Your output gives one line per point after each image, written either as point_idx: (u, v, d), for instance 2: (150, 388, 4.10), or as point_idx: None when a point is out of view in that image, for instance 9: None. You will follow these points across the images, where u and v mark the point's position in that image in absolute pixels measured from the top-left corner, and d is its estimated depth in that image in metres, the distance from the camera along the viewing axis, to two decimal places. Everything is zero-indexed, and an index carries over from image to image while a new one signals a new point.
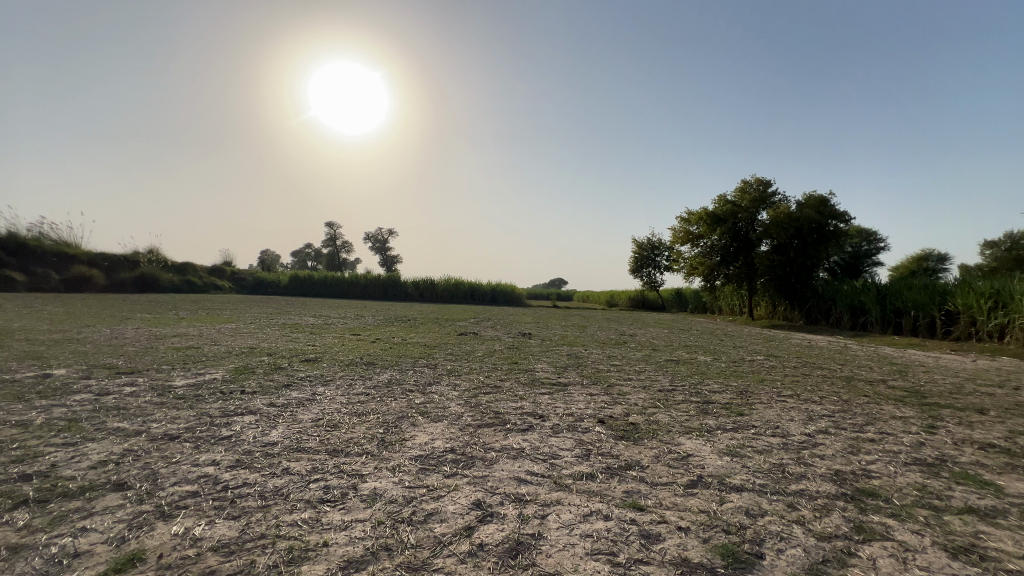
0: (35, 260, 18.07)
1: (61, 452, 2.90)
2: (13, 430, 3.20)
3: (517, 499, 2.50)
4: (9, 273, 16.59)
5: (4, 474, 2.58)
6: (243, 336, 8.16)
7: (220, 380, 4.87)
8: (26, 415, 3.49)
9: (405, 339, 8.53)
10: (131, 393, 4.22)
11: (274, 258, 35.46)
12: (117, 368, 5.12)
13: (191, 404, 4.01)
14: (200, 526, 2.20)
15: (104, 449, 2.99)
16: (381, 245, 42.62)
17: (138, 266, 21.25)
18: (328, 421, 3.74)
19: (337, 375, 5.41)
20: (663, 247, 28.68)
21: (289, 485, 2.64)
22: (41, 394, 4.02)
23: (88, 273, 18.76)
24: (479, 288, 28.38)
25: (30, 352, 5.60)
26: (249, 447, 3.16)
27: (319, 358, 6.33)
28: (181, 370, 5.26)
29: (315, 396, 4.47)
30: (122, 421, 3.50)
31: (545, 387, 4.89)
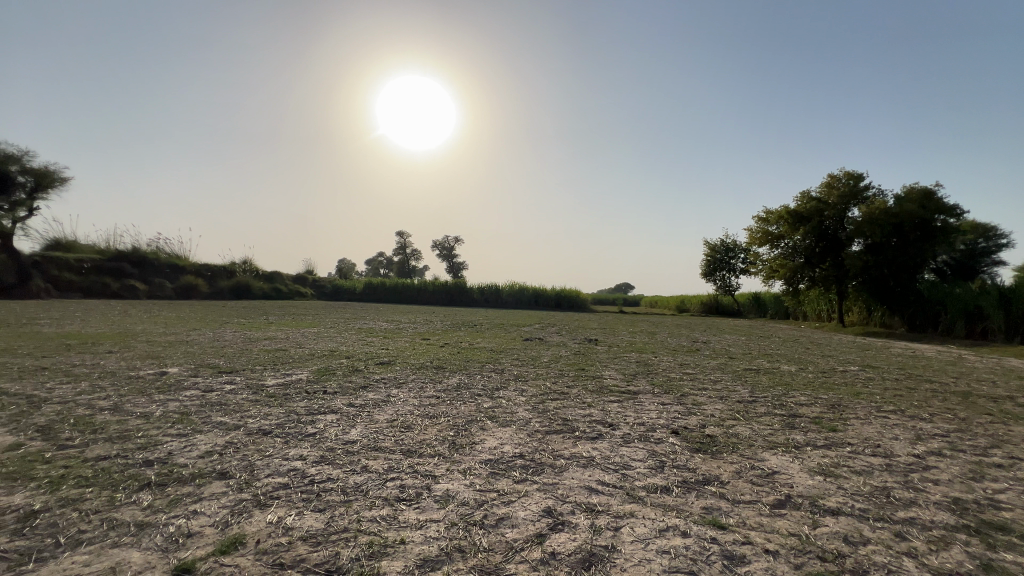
0: (153, 271, 20.59)
1: (175, 442, 3.25)
2: (137, 420, 3.63)
3: (588, 509, 2.44)
4: (133, 282, 19.01)
5: (131, 459, 2.94)
6: (324, 339, 8.72)
7: (305, 380, 5.23)
8: (147, 407, 3.96)
9: (472, 344, 8.72)
10: (230, 391, 4.65)
11: (350, 266, 37.72)
12: (219, 368, 5.66)
13: (280, 402, 4.34)
14: (291, 517, 2.37)
15: (209, 441, 3.32)
16: (448, 252, 43.94)
17: (235, 276, 23.52)
18: (402, 422, 3.89)
19: (409, 378, 5.62)
20: (738, 249, 27.08)
21: (368, 482, 2.77)
22: (158, 390, 4.54)
23: (195, 283, 21.06)
24: (543, 293, 28.40)
25: (151, 353, 6.36)
26: (331, 444, 3.36)
27: (393, 362, 6.63)
28: (272, 370, 5.73)
29: (389, 398, 4.68)
30: (224, 416, 3.87)
31: (613, 395, 4.76)
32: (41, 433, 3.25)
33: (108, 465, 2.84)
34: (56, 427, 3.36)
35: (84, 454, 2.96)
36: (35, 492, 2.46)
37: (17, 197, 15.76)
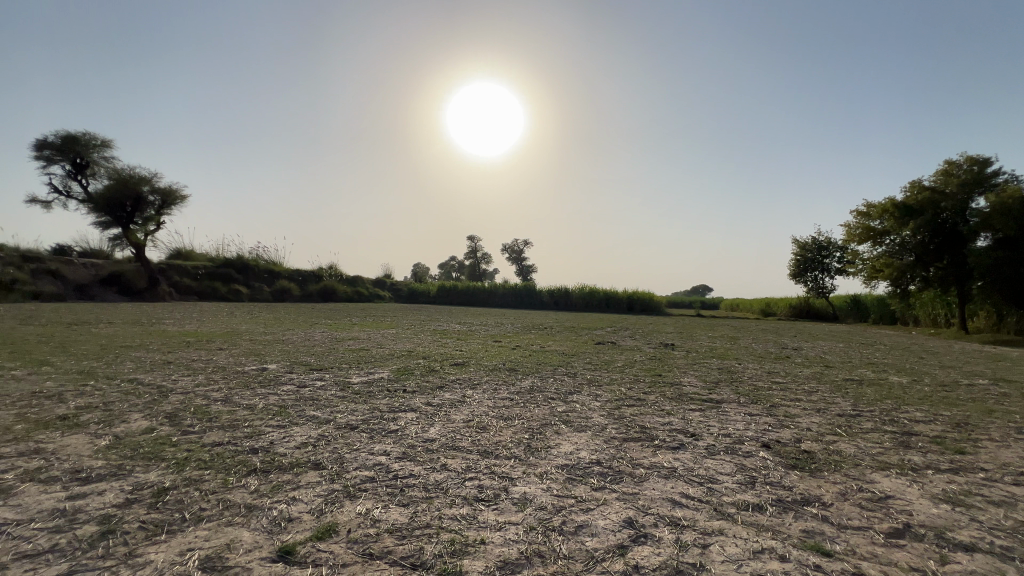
0: (254, 276, 22.83)
1: (276, 433, 3.56)
2: (244, 411, 4.02)
3: (672, 523, 2.33)
4: (238, 287, 21.20)
5: (240, 446, 3.25)
6: (402, 340, 9.13)
7: (386, 379, 5.50)
8: (252, 399, 4.38)
9: (543, 347, 8.72)
10: (321, 387, 5.00)
11: (425, 270, 39.32)
12: (311, 365, 6.12)
13: (365, 399, 4.61)
14: (378, 509, 2.49)
15: (304, 433, 3.59)
16: (517, 256, 44.36)
17: (323, 280, 25.43)
18: (478, 423, 3.96)
19: (483, 379, 5.72)
20: (832, 247, 24.76)
21: (448, 480, 2.85)
22: (261, 384, 5.01)
23: (288, 286, 23.05)
24: (614, 296, 27.76)
25: (254, 350, 7.04)
26: (412, 441, 3.50)
27: (467, 363, 6.80)
28: (356, 368, 6.11)
29: (465, 398, 4.79)
30: (316, 410, 4.17)
31: (694, 403, 4.52)
32: (168, 419, 3.69)
33: (221, 450, 3.16)
34: (180, 415, 3.81)
35: (202, 440, 3.33)
36: (165, 471, 2.80)
37: (148, 213, 18.16)
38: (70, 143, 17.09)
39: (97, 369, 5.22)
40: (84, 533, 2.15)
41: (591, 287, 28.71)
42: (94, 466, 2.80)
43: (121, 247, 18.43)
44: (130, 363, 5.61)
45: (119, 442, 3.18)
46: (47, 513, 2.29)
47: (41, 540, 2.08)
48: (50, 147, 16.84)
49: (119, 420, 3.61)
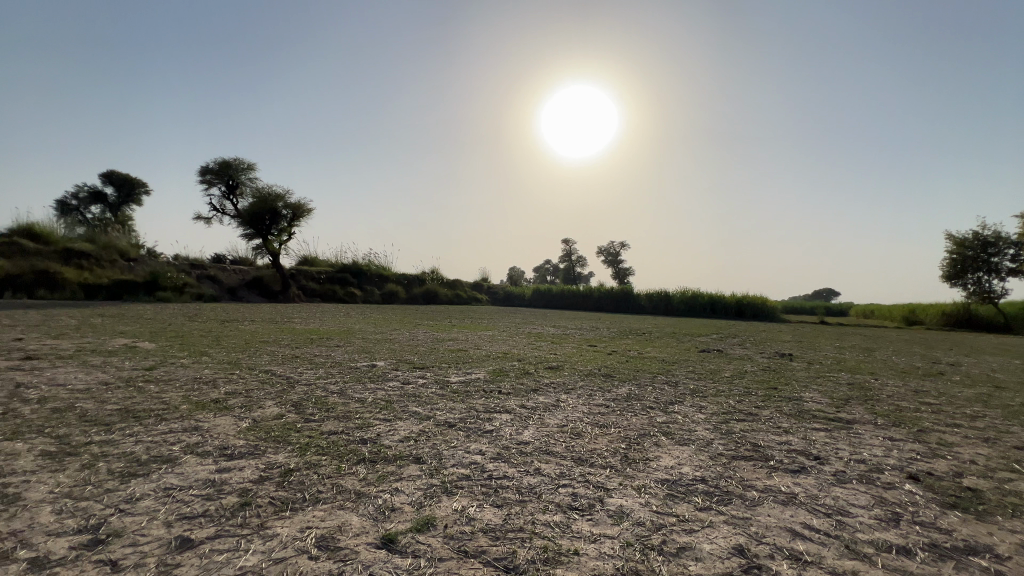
0: (367, 280, 25.00)
1: (382, 425, 3.82)
2: (356, 404, 4.39)
3: (793, 557, 2.06)
4: (354, 290, 23.38)
5: (352, 436, 3.54)
6: (498, 343, 9.33)
7: (482, 380, 5.64)
8: (363, 394, 4.76)
9: (641, 353, 8.36)
10: (422, 385, 5.29)
11: (520, 273, 39.98)
12: (414, 364, 6.50)
13: (462, 398, 4.78)
14: (473, 508, 2.54)
15: (407, 427, 3.81)
16: (614, 259, 43.23)
17: (426, 283, 27.04)
18: (573, 429, 3.89)
19: (577, 384, 5.63)
20: (1003, 243, 20.58)
21: (541, 485, 2.82)
22: (370, 379, 5.43)
23: (396, 290, 24.88)
24: (720, 300, 25.81)
25: (365, 348, 7.68)
26: (507, 442, 3.53)
27: (561, 367, 6.75)
28: (455, 368, 6.37)
29: (559, 402, 4.74)
30: (419, 406, 4.40)
31: (819, 421, 3.99)
32: (294, 407, 4.16)
33: (336, 439, 3.47)
34: (304, 404, 4.26)
35: (321, 428, 3.69)
36: (291, 454, 3.13)
37: (282, 225, 20.77)
38: (224, 168, 20.18)
39: (242, 360, 6.06)
40: (227, 503, 2.47)
41: (693, 291, 27.01)
42: (236, 445, 3.23)
43: (262, 255, 21.33)
44: (266, 355, 6.44)
45: (256, 425, 3.64)
46: (201, 482, 2.69)
47: (195, 505, 2.44)
48: (210, 172, 20.03)
49: (257, 405, 4.15)
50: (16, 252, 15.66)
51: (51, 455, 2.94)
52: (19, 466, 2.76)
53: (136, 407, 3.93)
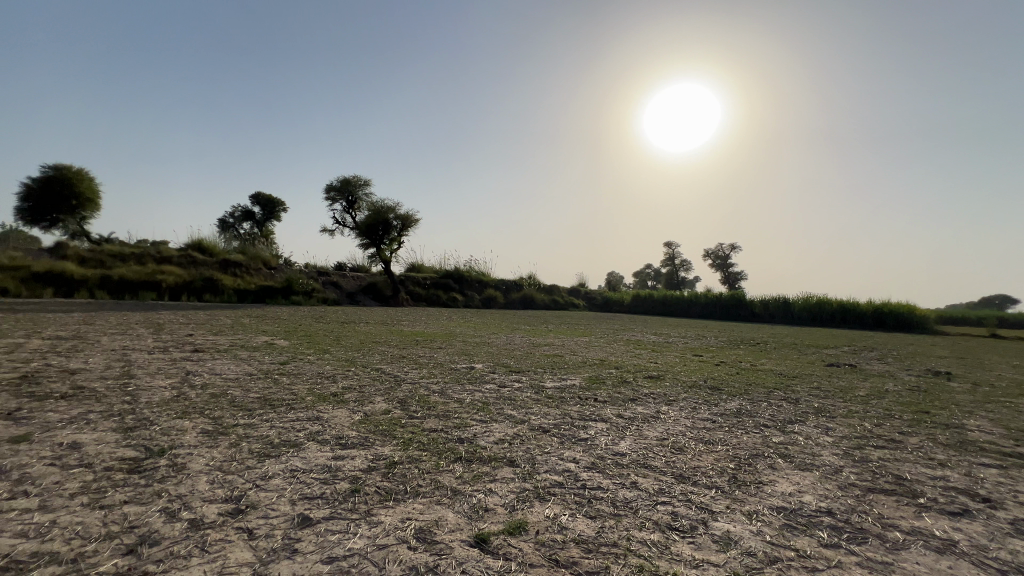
0: (468, 286, 26.12)
1: (479, 426, 3.93)
2: (454, 404, 4.57)
3: None
4: (456, 295, 24.58)
5: (450, 435, 3.69)
6: (595, 349, 9.13)
7: (578, 387, 5.55)
8: (462, 394, 4.95)
9: (753, 365, 7.63)
10: (518, 388, 5.35)
11: (619, 278, 38.87)
12: (510, 367, 6.61)
13: (557, 404, 4.74)
14: (565, 516, 2.50)
15: (502, 429, 3.87)
16: (723, 262, 40.13)
17: (523, 289, 27.51)
18: (674, 443, 3.66)
19: (680, 395, 5.29)
20: None
21: (638, 500, 2.68)
22: (469, 381, 5.64)
23: (495, 295, 25.66)
24: (853, 308, 22.63)
25: (465, 351, 8.02)
26: (602, 452, 3.43)
27: (662, 377, 6.41)
28: (550, 373, 6.36)
29: (659, 414, 4.48)
30: (514, 410, 4.46)
31: (988, 456, 3.28)
32: (399, 403, 4.46)
33: (436, 436, 3.64)
34: (408, 401, 4.55)
35: (423, 424, 3.90)
36: (396, 447, 3.36)
37: (393, 235, 22.56)
38: (345, 185, 22.50)
39: (357, 357, 6.66)
40: (340, 488, 2.71)
41: (819, 297, 24.03)
42: (349, 435, 3.54)
43: (376, 262, 23.33)
44: (377, 354, 7.01)
45: (367, 418, 3.96)
46: (320, 467, 2.98)
47: (314, 487, 2.71)
48: (334, 189, 22.45)
49: (368, 400, 4.52)
50: (191, 264, 18.99)
51: (207, 433, 3.48)
52: (186, 440, 3.31)
53: (272, 396, 4.51)
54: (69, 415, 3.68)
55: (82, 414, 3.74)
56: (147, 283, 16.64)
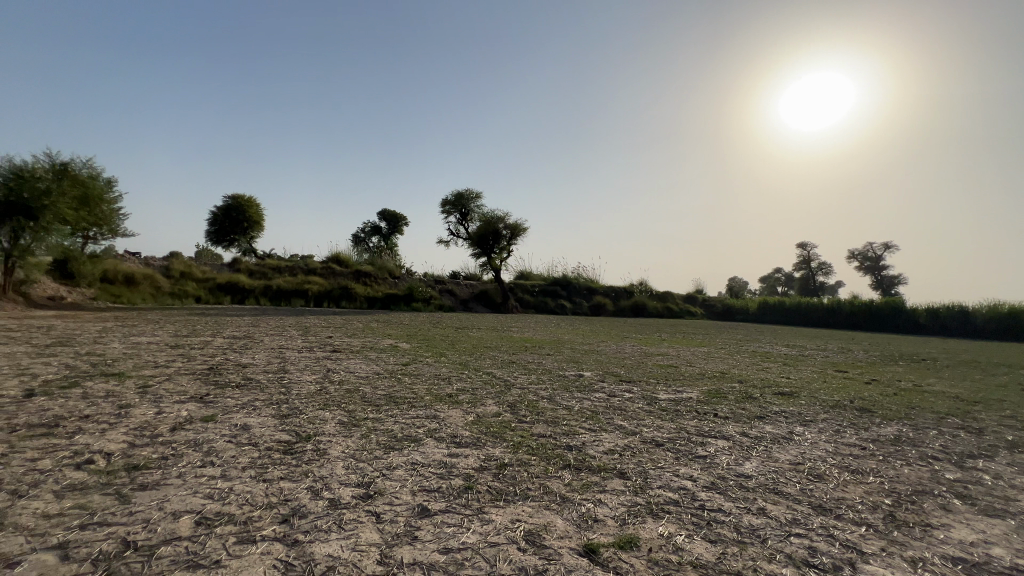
0: (576, 293, 25.99)
1: (588, 435, 3.87)
2: (563, 411, 4.57)
3: None
4: (564, 302, 24.60)
5: (559, 441, 3.69)
6: (714, 361, 8.46)
7: (695, 400, 5.18)
8: (571, 402, 4.92)
9: (917, 385, 6.43)
10: (629, 399, 5.17)
11: (743, 285, 35.60)
12: (620, 377, 6.41)
13: (671, 417, 4.47)
14: (681, 536, 2.34)
15: (612, 440, 3.77)
16: (875, 264, 34.55)
17: (634, 296, 26.58)
18: (812, 469, 3.22)
19: (819, 416, 4.66)
20: None
21: (766, 529, 2.41)
22: (578, 388, 5.59)
23: (604, 302, 25.16)
24: None
25: (574, 358, 7.97)
26: (723, 472, 3.15)
27: (796, 394, 5.70)
28: (664, 385, 6.02)
29: (793, 435, 3.99)
30: (624, 420, 4.31)
31: None
32: (509, 407, 4.58)
33: (545, 442, 3.67)
34: (518, 406, 4.66)
35: (532, 429, 3.96)
36: (506, 450, 3.45)
37: (502, 244, 23.38)
38: (458, 199, 23.91)
39: (470, 361, 7.01)
40: (454, 484, 2.86)
41: (1011, 305, 19.48)
42: (463, 435, 3.73)
43: (487, 271, 24.35)
44: (488, 359, 7.29)
45: (479, 420, 4.14)
46: (437, 462, 3.18)
47: (432, 481, 2.90)
48: (449, 203, 23.98)
49: (480, 402, 4.71)
50: (331, 275, 21.67)
51: (344, 423, 3.93)
52: (327, 429, 3.77)
53: (396, 394, 4.94)
54: (242, 401, 4.42)
55: (250, 400, 4.47)
56: (298, 291, 19.34)
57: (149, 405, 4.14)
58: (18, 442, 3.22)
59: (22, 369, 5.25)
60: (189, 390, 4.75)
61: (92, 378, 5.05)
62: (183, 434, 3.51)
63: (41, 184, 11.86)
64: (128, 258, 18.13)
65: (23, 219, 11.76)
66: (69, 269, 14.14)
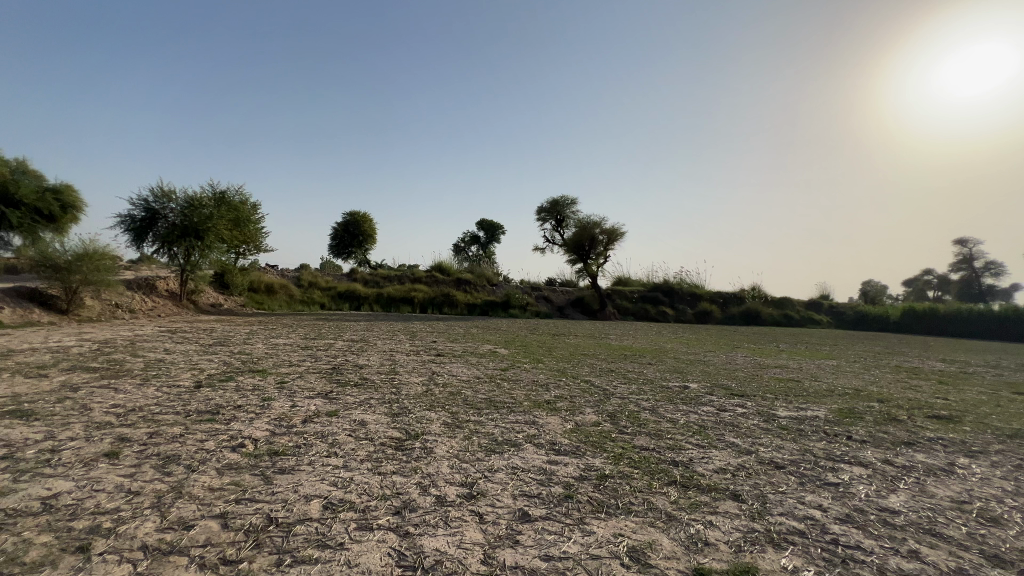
0: (679, 299, 24.65)
1: (696, 451, 3.62)
2: (667, 423, 4.33)
3: None
4: (665, 309, 23.46)
5: (663, 456, 3.51)
6: (846, 376, 7.44)
7: (822, 420, 4.60)
8: (675, 414, 4.65)
9: None
10: (741, 414, 4.75)
11: (880, 289, 30.98)
12: (731, 390, 5.91)
13: (794, 437, 4.01)
14: (809, 573, 2.08)
15: (723, 458, 3.49)
16: None
17: (745, 302, 24.51)
18: (983, 511, 2.68)
19: (992, 447, 3.86)
20: None
21: None
22: (683, 401, 5.28)
23: (710, 309, 23.52)
24: None
25: (677, 368, 7.55)
26: (862, 504, 2.75)
27: (957, 418, 4.80)
28: (784, 400, 5.44)
29: (955, 468, 3.36)
30: (737, 438, 3.96)
31: None
32: (609, 417, 4.46)
33: (648, 455, 3.51)
34: (618, 416, 4.52)
35: (634, 441, 3.81)
36: (606, 460, 3.36)
37: (599, 249, 22.99)
38: (554, 206, 24.02)
39: (567, 368, 6.97)
40: (555, 492, 2.86)
41: None
42: (562, 443, 3.71)
43: (583, 277, 24.12)
44: (586, 367, 7.19)
45: (578, 428, 4.09)
46: (537, 468, 3.20)
47: (532, 487, 2.92)
48: (544, 211, 24.20)
49: (579, 411, 4.65)
50: (435, 283, 23.01)
51: (448, 424, 4.12)
52: (433, 428, 3.99)
53: (496, 398, 5.07)
54: (360, 399, 4.85)
55: (367, 398, 4.89)
56: (405, 298, 20.83)
57: (286, 399, 4.72)
58: (190, 424, 3.87)
59: (193, 364, 6.30)
60: (316, 387, 5.34)
61: (243, 373, 5.90)
62: (313, 426, 3.95)
63: (205, 211, 14.28)
64: (269, 270, 20.97)
65: (193, 240, 14.19)
66: (226, 280, 16.73)
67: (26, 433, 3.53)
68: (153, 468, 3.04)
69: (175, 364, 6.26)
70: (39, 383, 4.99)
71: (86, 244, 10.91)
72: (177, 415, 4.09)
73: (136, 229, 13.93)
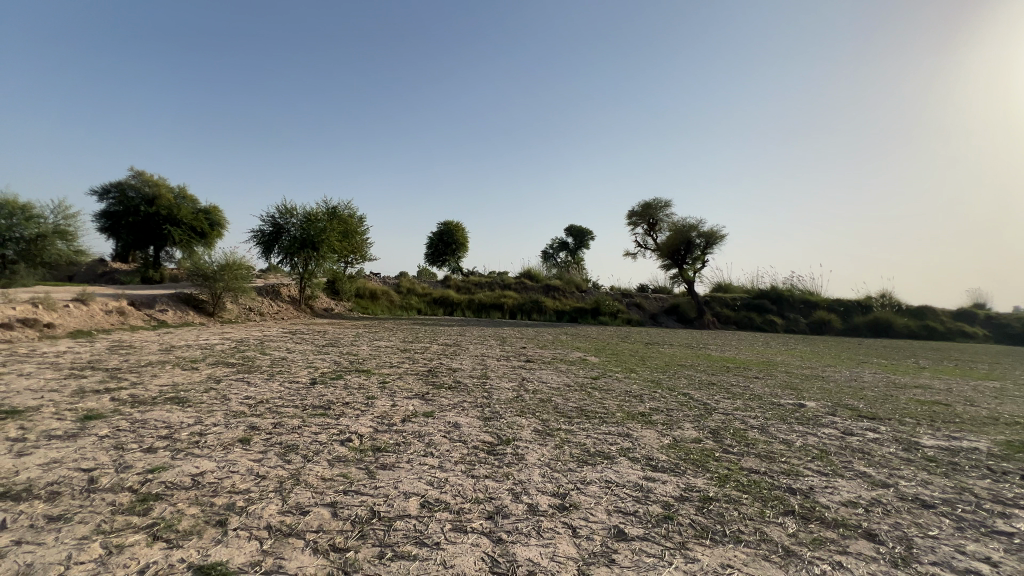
0: (789, 307, 22.42)
1: (817, 479, 3.20)
2: (780, 445, 3.89)
3: None
4: (773, 317, 21.48)
5: (778, 481, 3.14)
6: (1012, 401, 6.15)
7: (985, 453, 3.82)
8: (789, 435, 4.17)
9: None
10: (874, 440, 4.12)
11: None
12: (859, 411, 5.15)
13: (945, 473, 3.38)
14: None
15: (853, 490, 3.04)
16: None
17: (872, 311, 21.58)
18: None
19: None
20: None
21: None
22: (799, 420, 4.73)
23: (828, 318, 21.03)
24: None
25: (791, 383, 6.81)
26: None
27: None
28: (930, 427, 4.63)
29: None
30: (868, 467, 3.45)
31: None
32: (712, 434, 4.12)
33: (758, 479, 3.17)
34: (721, 433, 4.16)
35: (741, 462, 3.48)
36: (709, 481, 3.11)
37: (695, 254, 21.76)
38: (645, 209, 23.11)
39: (663, 380, 6.59)
40: (653, 511, 2.68)
41: None
42: (660, 459, 3.49)
43: (679, 283, 22.90)
44: (684, 378, 6.77)
45: (676, 444, 3.83)
46: (633, 484, 3.04)
47: (628, 503, 2.78)
48: (636, 214, 23.37)
49: (677, 426, 4.35)
50: (524, 289, 23.29)
51: (538, 431, 4.10)
52: (524, 435, 3.98)
53: (587, 407, 4.94)
54: (454, 402, 5.02)
55: (460, 401, 5.04)
56: (495, 304, 21.30)
57: (387, 398, 5.03)
58: (307, 417, 4.27)
59: (310, 363, 6.97)
60: (414, 388, 5.62)
61: (351, 373, 6.39)
62: (411, 426, 4.14)
63: (320, 225, 15.96)
64: (372, 277, 22.69)
65: (310, 251, 15.82)
66: (336, 287, 18.41)
67: (181, 417, 4.13)
68: (276, 455, 3.40)
69: (295, 362, 6.97)
70: (192, 374, 5.86)
71: (228, 256, 12.67)
72: (296, 408, 4.54)
73: (265, 242, 15.90)
